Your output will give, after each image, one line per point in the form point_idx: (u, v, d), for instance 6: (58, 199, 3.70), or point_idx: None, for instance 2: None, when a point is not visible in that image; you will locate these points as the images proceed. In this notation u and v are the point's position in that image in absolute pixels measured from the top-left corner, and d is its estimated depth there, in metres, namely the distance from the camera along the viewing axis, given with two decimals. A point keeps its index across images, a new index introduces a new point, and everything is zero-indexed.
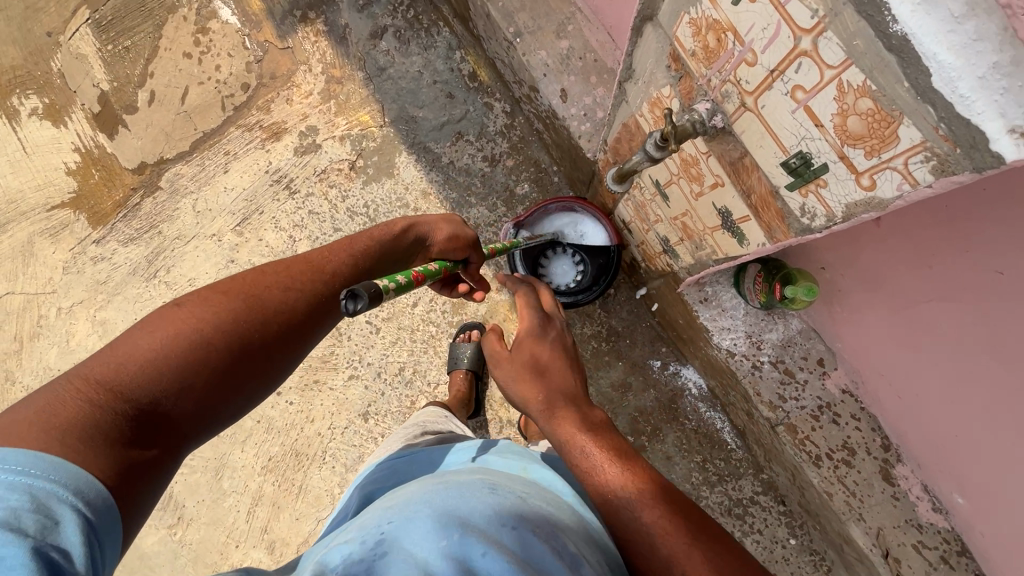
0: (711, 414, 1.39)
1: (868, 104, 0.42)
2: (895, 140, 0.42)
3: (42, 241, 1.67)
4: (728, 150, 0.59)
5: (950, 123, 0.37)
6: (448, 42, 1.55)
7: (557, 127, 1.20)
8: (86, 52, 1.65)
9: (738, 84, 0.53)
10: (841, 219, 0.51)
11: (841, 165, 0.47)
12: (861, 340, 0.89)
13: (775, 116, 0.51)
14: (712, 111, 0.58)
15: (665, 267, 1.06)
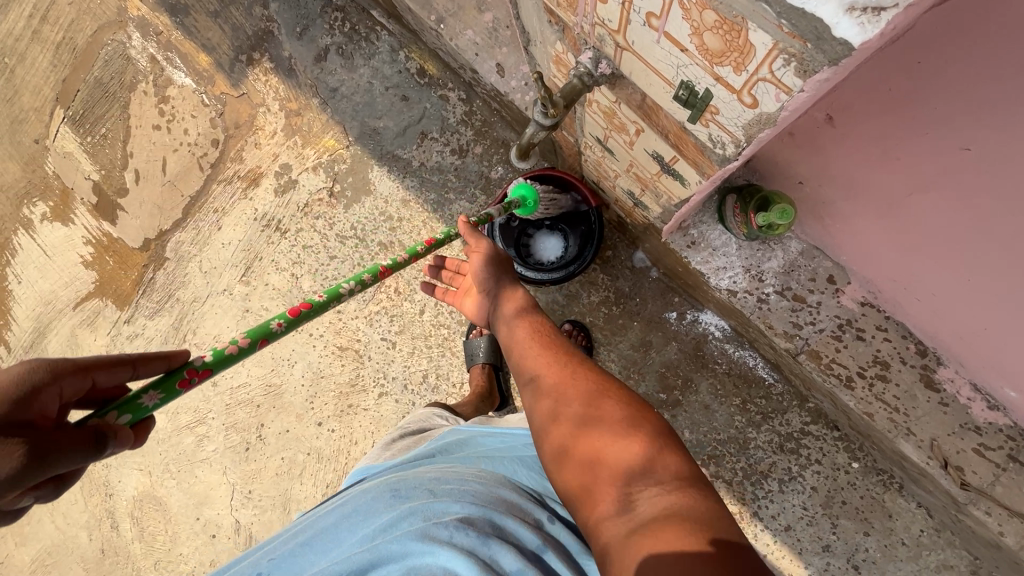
0: (741, 353, 1.33)
1: (713, 16, 0.38)
2: (752, 49, 0.37)
3: (82, 332, 1.79)
4: (630, 95, 0.55)
5: (789, 17, 0.32)
6: (390, 45, 1.53)
7: (507, 103, 1.16)
8: (71, 149, 1.73)
9: (604, 24, 0.49)
10: (747, 142, 0.47)
11: (721, 87, 0.43)
12: (861, 249, 0.83)
13: (644, 48, 0.47)
14: (596, 59, 0.55)
15: (645, 220, 1.00)
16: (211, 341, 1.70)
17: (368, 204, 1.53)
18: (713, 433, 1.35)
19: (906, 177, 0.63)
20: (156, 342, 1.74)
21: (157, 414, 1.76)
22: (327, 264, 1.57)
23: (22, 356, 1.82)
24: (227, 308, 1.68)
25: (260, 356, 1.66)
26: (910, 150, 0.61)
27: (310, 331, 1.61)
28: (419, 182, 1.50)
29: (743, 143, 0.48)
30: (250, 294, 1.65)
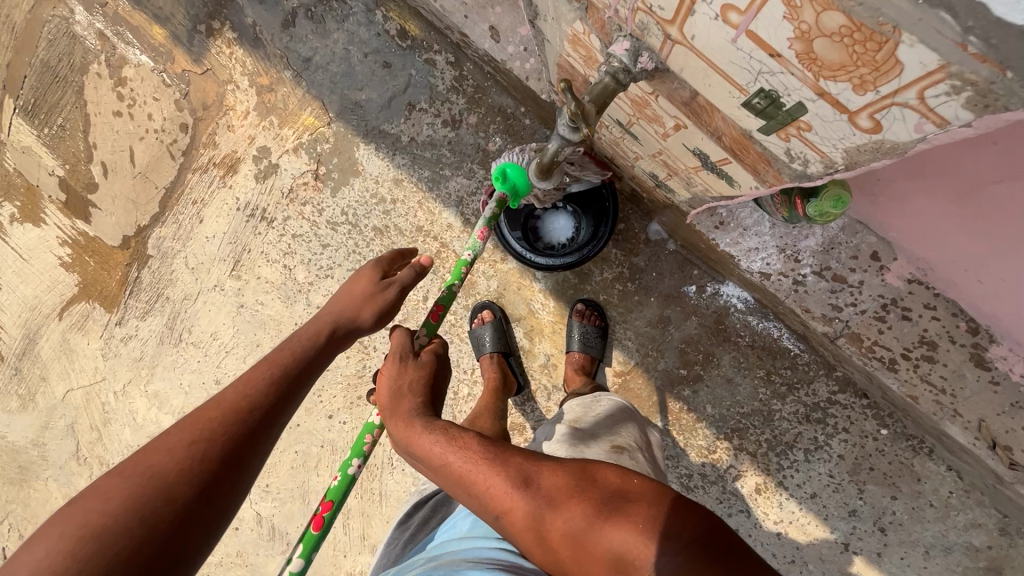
0: (765, 324, 1.26)
1: (839, 19, 0.36)
2: (898, 63, 0.35)
3: (74, 336, 1.72)
4: (676, 89, 0.58)
5: (985, 32, 0.29)
6: (364, 5, 1.37)
7: (504, 70, 1.05)
8: (29, 143, 1.59)
9: (654, 13, 0.49)
10: (840, 160, 0.48)
11: (820, 96, 0.43)
12: (916, 230, 0.75)
13: (714, 46, 0.47)
14: (635, 52, 0.56)
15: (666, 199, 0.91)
16: (209, 339, 1.63)
17: (358, 186, 1.41)
18: (736, 407, 1.30)
19: (996, 163, 0.55)
20: (152, 342, 1.67)
21: (163, 414, 1.71)
22: (320, 253, 1.48)
23: (16, 364, 1.76)
24: (221, 304, 1.59)
25: (261, 352, 1.59)
26: (1004, 133, 0.51)
27: None
28: (411, 158, 1.38)
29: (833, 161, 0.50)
30: (243, 288, 1.56)
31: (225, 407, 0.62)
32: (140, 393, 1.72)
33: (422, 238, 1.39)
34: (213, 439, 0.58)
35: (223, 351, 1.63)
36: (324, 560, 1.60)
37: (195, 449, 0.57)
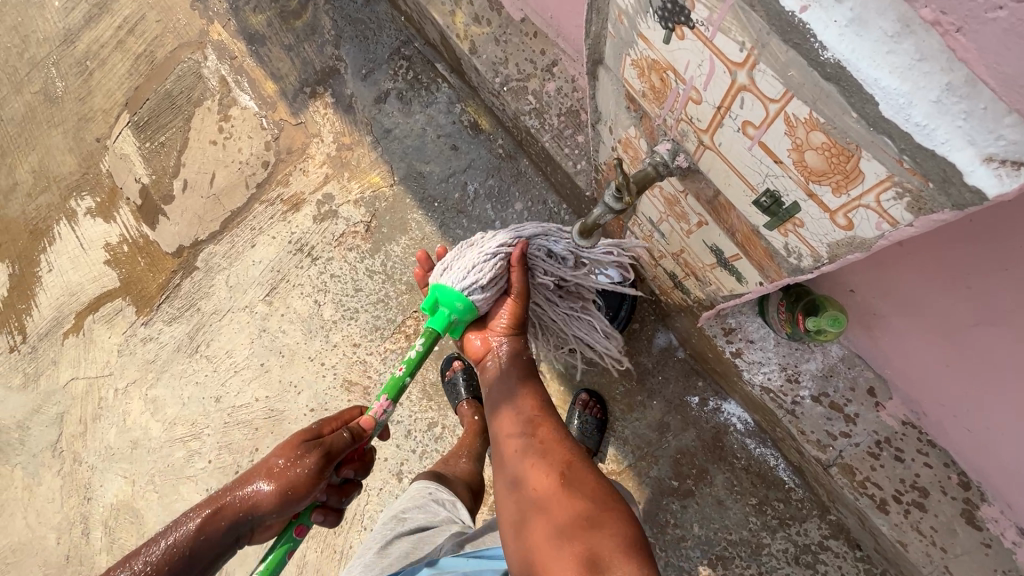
0: (762, 450, 1.26)
1: (821, 138, 0.47)
2: (862, 175, 0.46)
3: (100, 328, 1.82)
4: (704, 191, 0.70)
5: (913, 154, 0.41)
6: (448, 96, 1.55)
7: (556, 168, 1.22)
8: (129, 151, 1.82)
9: (693, 122, 0.61)
10: (829, 258, 0.58)
11: (813, 203, 0.54)
12: (918, 371, 0.78)
13: (732, 149, 0.59)
14: (675, 151, 0.68)
15: (682, 302, 1.00)
16: (223, 355, 1.69)
17: (403, 244, 1.55)
18: (724, 532, 1.26)
19: (974, 303, 0.61)
20: (169, 348, 1.74)
21: (153, 421, 1.74)
22: (353, 296, 1.58)
23: (36, 341, 1.88)
24: (245, 325, 1.67)
25: (268, 380, 1.63)
26: (984, 283, 0.58)
27: (322, 361, 1.59)
28: (456, 229, 1.51)
29: (822, 258, 0.59)
30: (270, 315, 1.65)
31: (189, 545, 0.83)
32: (139, 396, 1.76)
33: None
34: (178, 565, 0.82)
35: (232, 370, 1.67)
36: None
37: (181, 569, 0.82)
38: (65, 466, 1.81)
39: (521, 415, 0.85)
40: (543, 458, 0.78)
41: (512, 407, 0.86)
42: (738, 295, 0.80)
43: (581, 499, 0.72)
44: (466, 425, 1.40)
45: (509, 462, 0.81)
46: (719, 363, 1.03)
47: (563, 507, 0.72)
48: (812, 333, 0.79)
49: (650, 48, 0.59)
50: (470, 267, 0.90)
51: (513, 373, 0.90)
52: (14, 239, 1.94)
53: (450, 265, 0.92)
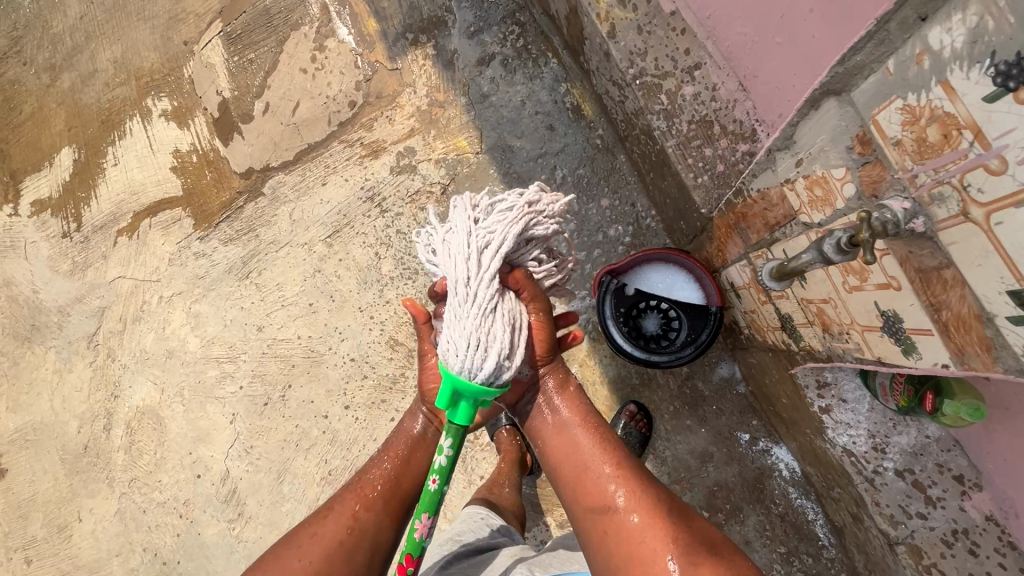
0: (803, 501, 1.24)
1: None
2: None
3: (154, 233, 1.81)
4: (922, 257, 0.58)
5: None
6: (555, 73, 1.49)
7: (664, 175, 1.16)
8: (215, 61, 1.78)
9: (968, 192, 0.52)
10: None
11: None
12: None
13: (1014, 234, 0.49)
14: (912, 213, 0.57)
15: (778, 343, 0.94)
16: (272, 286, 1.68)
17: None
18: None
19: None
20: (220, 268, 1.73)
21: (192, 336, 1.75)
22: (415, 256, 1.56)
23: (90, 232, 1.88)
24: (300, 261, 1.66)
25: (315, 321, 1.63)
26: None
27: (372, 314, 1.59)
28: None
29: None
30: (327, 257, 1.63)
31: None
32: (182, 308, 1.76)
33: None
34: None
35: (278, 303, 1.67)
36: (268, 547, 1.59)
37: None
38: (97, 360, 1.83)
39: (575, 443, 0.90)
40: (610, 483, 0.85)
41: (563, 433, 0.92)
42: (886, 363, 0.69)
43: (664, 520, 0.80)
44: (504, 454, 1.37)
45: (577, 491, 0.87)
46: (799, 412, 0.99)
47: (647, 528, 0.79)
48: (939, 416, 0.72)
49: (952, 101, 0.51)
50: (474, 342, 0.80)
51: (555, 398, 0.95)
52: (85, 126, 1.92)
53: (455, 342, 0.81)
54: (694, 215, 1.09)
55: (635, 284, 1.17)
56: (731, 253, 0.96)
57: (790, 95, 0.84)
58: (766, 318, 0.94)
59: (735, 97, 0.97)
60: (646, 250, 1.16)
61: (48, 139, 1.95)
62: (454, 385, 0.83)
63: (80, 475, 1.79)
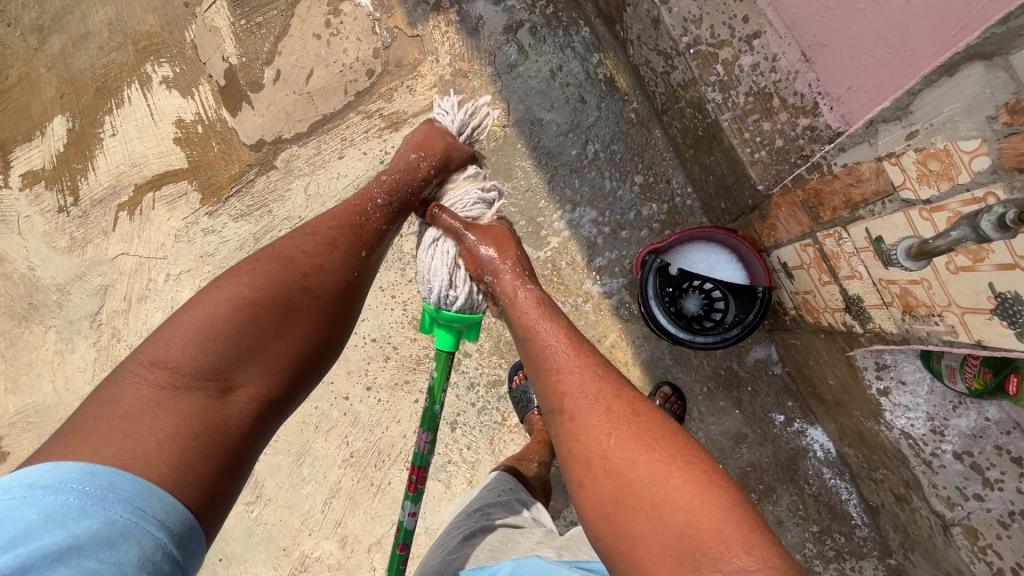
0: (837, 482, 1.24)
1: None
2: None
3: (159, 208, 1.73)
4: None
5: None
6: (586, 43, 1.42)
7: (711, 151, 1.12)
8: (220, 25, 1.67)
9: None
10: None
11: None
12: None
13: None
14: None
15: (836, 325, 0.91)
16: None
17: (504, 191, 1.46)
18: None
19: None
20: (230, 245, 1.66)
21: None
22: None
23: (89, 206, 1.79)
24: None
25: None
26: None
27: (394, 294, 1.54)
28: (566, 189, 1.41)
29: None
30: None
31: (136, 456, 0.64)
32: (191, 287, 1.69)
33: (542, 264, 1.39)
34: (207, 508, 0.67)
35: None
36: (287, 529, 1.55)
37: (209, 519, 0.68)
38: (101, 340, 1.76)
39: (561, 377, 0.76)
40: (660, 478, 0.65)
41: (553, 360, 0.79)
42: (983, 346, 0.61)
43: (654, 466, 0.66)
44: (536, 435, 1.37)
45: (601, 476, 0.68)
46: (853, 395, 0.98)
47: (637, 489, 0.65)
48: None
49: None
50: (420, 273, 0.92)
51: (544, 326, 0.83)
52: (79, 93, 1.81)
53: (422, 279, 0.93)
54: (745, 192, 1.06)
55: (678, 264, 1.15)
56: (791, 231, 0.92)
57: (867, 65, 0.79)
58: (826, 299, 0.90)
59: (796, 68, 0.90)
60: (691, 229, 1.11)
61: (38, 106, 1.83)
62: (429, 314, 0.95)
63: None
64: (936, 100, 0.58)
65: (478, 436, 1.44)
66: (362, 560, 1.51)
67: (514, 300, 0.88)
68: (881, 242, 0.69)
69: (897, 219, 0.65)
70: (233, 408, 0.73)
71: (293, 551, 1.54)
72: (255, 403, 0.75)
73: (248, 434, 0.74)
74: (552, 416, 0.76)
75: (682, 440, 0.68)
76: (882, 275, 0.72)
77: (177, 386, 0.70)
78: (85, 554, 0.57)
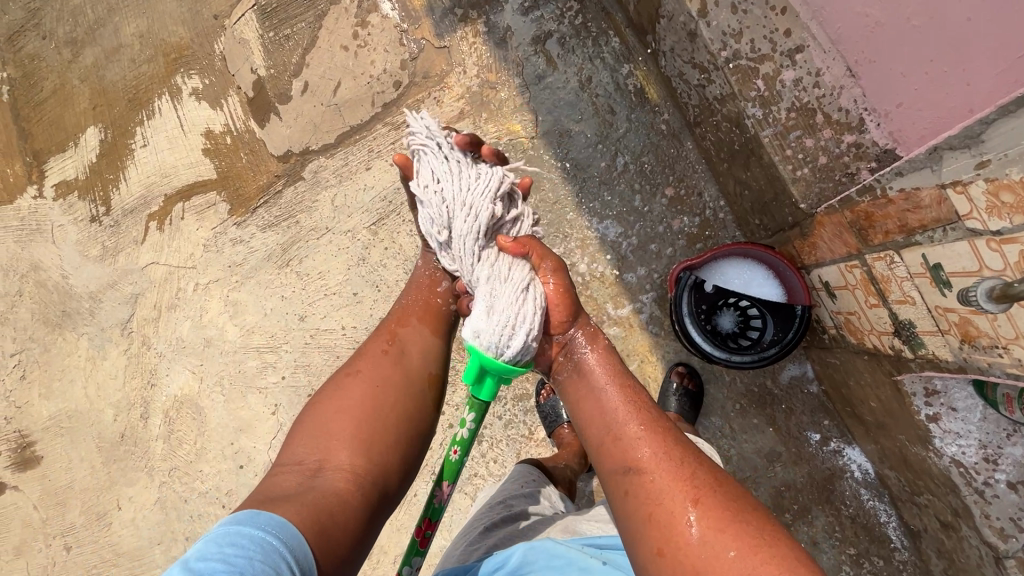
0: (875, 503, 1.21)
1: None
2: None
3: (188, 218, 1.75)
4: None
5: None
6: (616, 53, 1.40)
7: (748, 166, 1.09)
8: (249, 37, 1.69)
9: None
10: None
11: None
12: None
13: None
14: None
15: (883, 348, 0.88)
16: (315, 276, 1.62)
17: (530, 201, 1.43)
18: None
19: None
20: (258, 255, 1.68)
21: (230, 325, 1.70)
22: None
23: (120, 216, 1.82)
24: (343, 250, 1.60)
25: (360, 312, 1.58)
26: None
27: None
28: (595, 201, 1.39)
29: None
30: (373, 246, 1.59)
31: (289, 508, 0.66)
32: (219, 296, 1.71)
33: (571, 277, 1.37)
34: (328, 559, 0.66)
35: (321, 292, 1.62)
36: None
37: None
38: (132, 348, 1.78)
39: (638, 440, 0.76)
40: (674, 494, 0.69)
41: (618, 426, 0.78)
42: None
43: (740, 537, 0.65)
44: (566, 449, 1.36)
45: (636, 495, 0.72)
46: (898, 420, 0.95)
47: (723, 565, 0.63)
48: None
49: None
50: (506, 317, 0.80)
51: (613, 386, 0.83)
52: (111, 104, 1.84)
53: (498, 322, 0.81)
54: (785, 209, 1.03)
55: (714, 281, 1.12)
56: (835, 251, 0.90)
57: (919, 84, 0.77)
58: (874, 322, 0.87)
59: (841, 83, 0.89)
60: (726, 245, 1.09)
61: (72, 117, 1.87)
62: (482, 361, 0.83)
63: (117, 463, 1.76)
64: (1012, 132, 0.51)
65: (505, 450, 1.44)
66: (387, 572, 1.51)
67: (583, 357, 0.86)
68: (940, 268, 0.66)
69: (961, 250, 0.61)
70: (341, 477, 0.75)
71: None
72: (369, 471, 0.78)
73: (366, 513, 0.74)
74: (622, 475, 0.74)
75: (766, 517, 0.67)
76: (939, 303, 0.69)
77: (292, 473, 0.74)
78: (209, 572, 0.54)
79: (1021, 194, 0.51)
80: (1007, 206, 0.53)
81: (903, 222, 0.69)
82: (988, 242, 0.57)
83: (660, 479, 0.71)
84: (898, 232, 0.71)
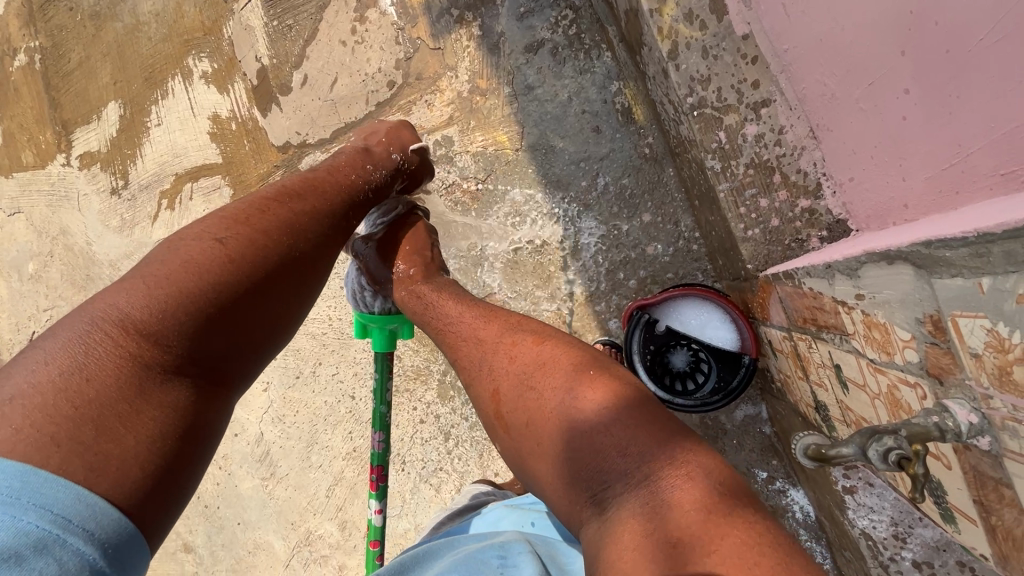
0: (812, 545, 1.23)
1: None
2: None
3: (197, 199, 1.84)
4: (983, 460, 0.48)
5: None
6: (607, 69, 1.38)
7: (712, 210, 1.08)
8: (255, 25, 1.71)
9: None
10: None
11: None
12: None
13: None
14: (978, 427, 0.46)
15: (805, 413, 0.90)
16: None
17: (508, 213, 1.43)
18: None
19: None
20: None
21: None
22: None
23: (137, 191, 1.93)
24: None
25: (347, 305, 1.67)
26: None
27: None
28: (572, 220, 1.39)
29: None
30: None
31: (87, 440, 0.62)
32: None
33: (541, 294, 1.40)
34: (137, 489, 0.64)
35: None
36: (295, 507, 1.70)
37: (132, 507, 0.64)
38: None
39: (491, 358, 0.83)
40: (523, 404, 0.76)
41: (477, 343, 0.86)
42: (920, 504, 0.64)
43: (581, 417, 0.70)
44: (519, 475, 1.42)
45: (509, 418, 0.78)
46: (823, 483, 0.98)
47: (569, 441, 0.70)
48: None
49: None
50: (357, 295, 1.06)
51: (470, 315, 0.91)
52: (130, 81, 1.91)
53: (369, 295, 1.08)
54: (739, 261, 1.02)
55: (667, 321, 1.13)
56: (772, 316, 0.91)
57: (866, 163, 0.75)
58: (799, 392, 0.89)
59: (803, 144, 0.87)
60: (679, 288, 1.08)
61: (95, 92, 1.96)
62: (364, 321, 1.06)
63: None
64: (880, 277, 0.56)
65: (469, 449, 1.52)
66: (357, 544, 1.65)
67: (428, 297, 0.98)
68: (837, 369, 0.68)
69: (849, 361, 0.64)
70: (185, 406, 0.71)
71: (300, 526, 1.70)
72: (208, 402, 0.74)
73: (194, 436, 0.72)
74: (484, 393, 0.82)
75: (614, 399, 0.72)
76: (843, 400, 0.70)
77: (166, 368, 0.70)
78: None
79: (885, 336, 0.56)
80: (876, 343, 0.58)
81: (811, 317, 0.72)
82: (866, 365, 0.61)
83: (508, 387, 0.78)
84: (809, 321, 0.73)
